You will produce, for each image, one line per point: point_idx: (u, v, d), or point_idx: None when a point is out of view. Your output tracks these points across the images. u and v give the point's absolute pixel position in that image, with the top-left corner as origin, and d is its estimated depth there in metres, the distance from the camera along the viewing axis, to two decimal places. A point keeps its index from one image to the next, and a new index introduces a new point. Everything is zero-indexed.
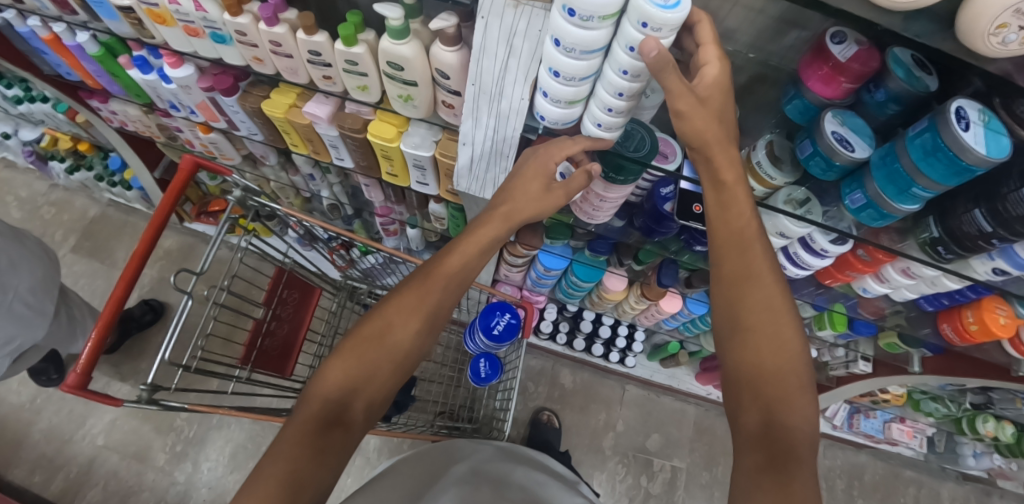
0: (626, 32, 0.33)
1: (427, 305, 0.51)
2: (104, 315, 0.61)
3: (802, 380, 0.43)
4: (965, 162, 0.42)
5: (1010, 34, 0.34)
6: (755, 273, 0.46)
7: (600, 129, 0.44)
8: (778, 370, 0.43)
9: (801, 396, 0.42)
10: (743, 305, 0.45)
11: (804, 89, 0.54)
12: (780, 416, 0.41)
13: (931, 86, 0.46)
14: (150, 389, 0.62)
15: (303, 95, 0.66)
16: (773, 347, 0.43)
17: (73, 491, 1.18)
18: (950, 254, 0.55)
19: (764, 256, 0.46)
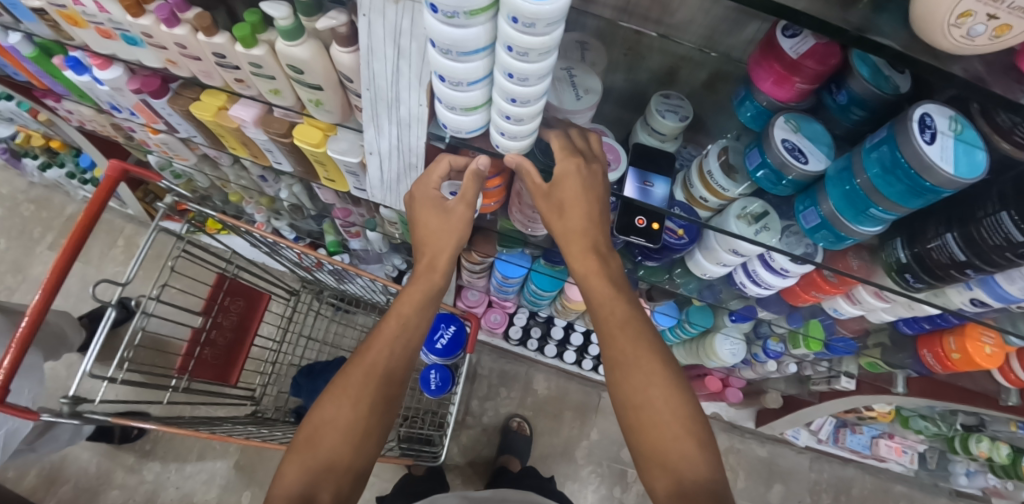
0: (501, 28, 0.28)
1: (376, 374, 0.52)
2: (24, 326, 0.59)
3: (698, 435, 0.47)
4: (928, 183, 0.35)
5: (976, 24, 0.26)
6: (629, 355, 0.51)
7: (505, 138, 0.39)
8: (674, 432, 0.47)
9: (697, 450, 0.46)
10: (623, 384, 0.50)
11: (755, 90, 0.46)
12: (686, 474, 0.45)
13: (900, 87, 0.40)
14: (72, 404, 0.61)
15: (233, 99, 0.62)
16: (664, 411, 0.48)
17: (43, 489, 1.18)
18: (919, 283, 0.48)
19: (632, 338, 0.52)
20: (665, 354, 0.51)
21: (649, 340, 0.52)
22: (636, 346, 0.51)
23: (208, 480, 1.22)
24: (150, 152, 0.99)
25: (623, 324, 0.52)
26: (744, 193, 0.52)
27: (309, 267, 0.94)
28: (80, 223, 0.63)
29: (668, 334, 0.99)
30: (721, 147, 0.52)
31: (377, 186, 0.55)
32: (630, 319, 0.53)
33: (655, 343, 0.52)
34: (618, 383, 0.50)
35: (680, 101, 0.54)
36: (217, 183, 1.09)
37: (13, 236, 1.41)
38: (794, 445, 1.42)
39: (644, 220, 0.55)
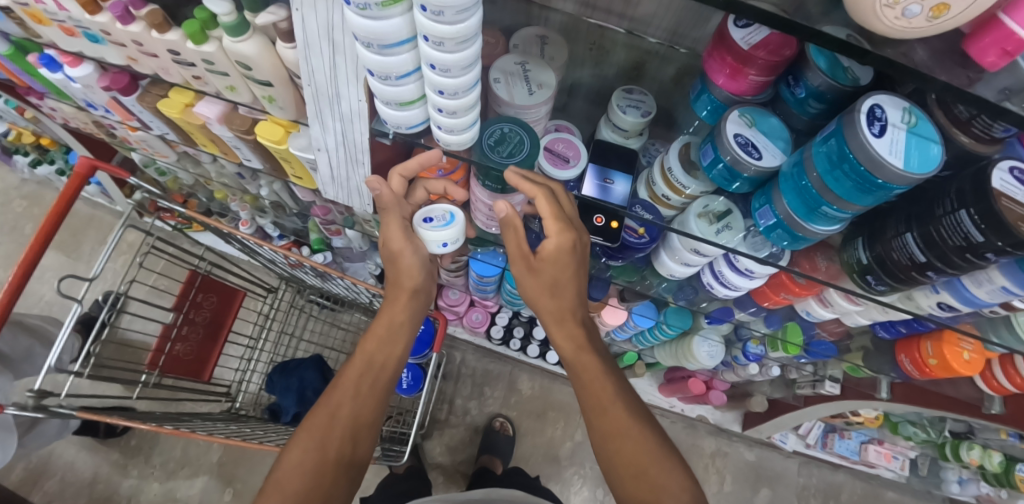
0: (417, 19, 0.27)
1: (344, 415, 0.52)
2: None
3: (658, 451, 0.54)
4: (878, 180, 0.33)
5: (911, 4, 0.22)
6: (590, 385, 0.57)
7: (443, 131, 0.40)
8: (650, 456, 0.53)
9: (668, 466, 0.53)
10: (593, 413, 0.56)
11: (711, 84, 0.46)
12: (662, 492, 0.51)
13: (861, 79, 0.38)
14: (36, 398, 0.61)
15: (199, 96, 0.62)
16: (629, 437, 0.54)
17: (29, 483, 1.19)
18: (880, 285, 0.46)
19: (592, 364, 0.58)
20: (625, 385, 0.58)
21: (614, 375, 0.58)
22: (605, 385, 0.57)
23: (192, 476, 1.22)
24: (132, 149, 0.99)
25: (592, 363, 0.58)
26: (705, 191, 0.51)
27: (288, 266, 0.94)
28: (47, 218, 0.63)
29: (647, 335, 0.98)
30: (683, 143, 0.52)
31: (329, 183, 0.55)
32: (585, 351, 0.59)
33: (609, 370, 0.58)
34: (597, 417, 0.56)
35: (642, 96, 0.53)
36: (201, 181, 1.10)
37: (7, 231, 1.43)
38: (782, 450, 1.40)
39: (602, 219, 0.53)
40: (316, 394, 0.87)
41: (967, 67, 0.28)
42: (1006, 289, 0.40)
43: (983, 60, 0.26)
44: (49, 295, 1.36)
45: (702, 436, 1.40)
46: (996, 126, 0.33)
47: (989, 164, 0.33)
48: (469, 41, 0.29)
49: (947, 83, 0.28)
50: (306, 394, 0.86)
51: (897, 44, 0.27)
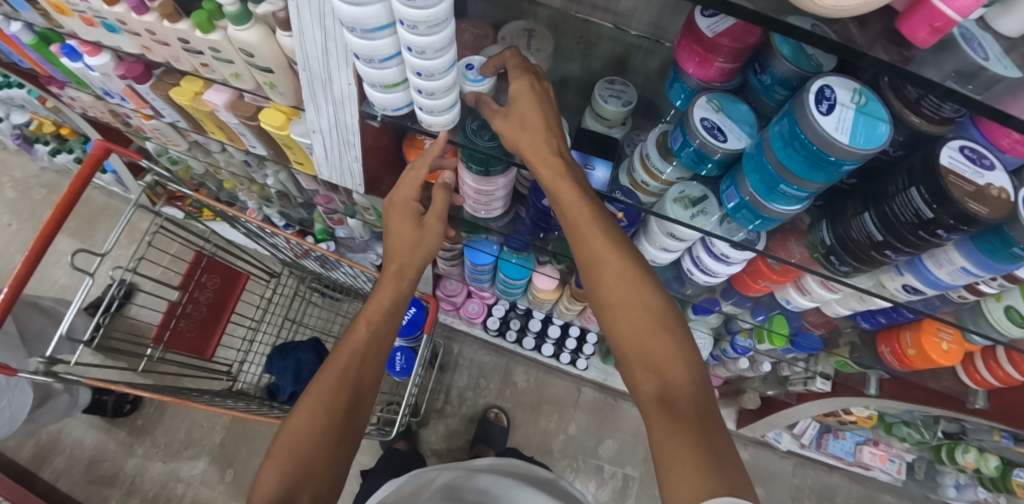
0: (394, 6, 0.30)
1: (347, 381, 0.52)
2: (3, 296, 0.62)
3: (675, 335, 0.43)
4: (831, 157, 0.36)
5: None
6: (601, 257, 0.45)
7: (425, 112, 0.42)
8: (651, 328, 0.43)
9: (681, 352, 0.42)
10: (602, 286, 0.46)
11: (683, 73, 0.48)
12: (670, 377, 0.41)
13: (823, 65, 0.41)
14: (46, 363, 0.64)
15: (208, 85, 0.65)
16: (639, 320, 0.44)
17: (39, 459, 1.24)
18: (844, 266, 0.48)
19: (604, 236, 0.45)
20: (618, 232, 0.46)
21: (602, 214, 0.46)
22: (621, 263, 0.45)
23: (194, 458, 1.26)
24: (146, 138, 1.03)
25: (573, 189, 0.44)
26: (681, 177, 0.54)
27: (293, 256, 0.99)
28: (62, 197, 0.66)
29: None
30: (662, 130, 0.54)
31: (324, 164, 0.58)
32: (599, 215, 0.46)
33: (626, 243, 0.46)
34: (598, 289, 0.46)
35: (624, 86, 0.55)
36: (211, 170, 1.13)
37: (27, 218, 1.51)
38: (776, 449, 1.41)
39: None
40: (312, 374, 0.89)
41: (902, 46, 0.30)
42: (966, 270, 0.43)
43: (915, 37, 0.28)
44: (64, 279, 1.41)
45: None
46: (945, 106, 0.35)
47: (941, 144, 0.36)
48: (440, 24, 0.31)
49: (883, 60, 0.30)
50: (302, 374, 0.89)
51: (833, 23, 0.30)
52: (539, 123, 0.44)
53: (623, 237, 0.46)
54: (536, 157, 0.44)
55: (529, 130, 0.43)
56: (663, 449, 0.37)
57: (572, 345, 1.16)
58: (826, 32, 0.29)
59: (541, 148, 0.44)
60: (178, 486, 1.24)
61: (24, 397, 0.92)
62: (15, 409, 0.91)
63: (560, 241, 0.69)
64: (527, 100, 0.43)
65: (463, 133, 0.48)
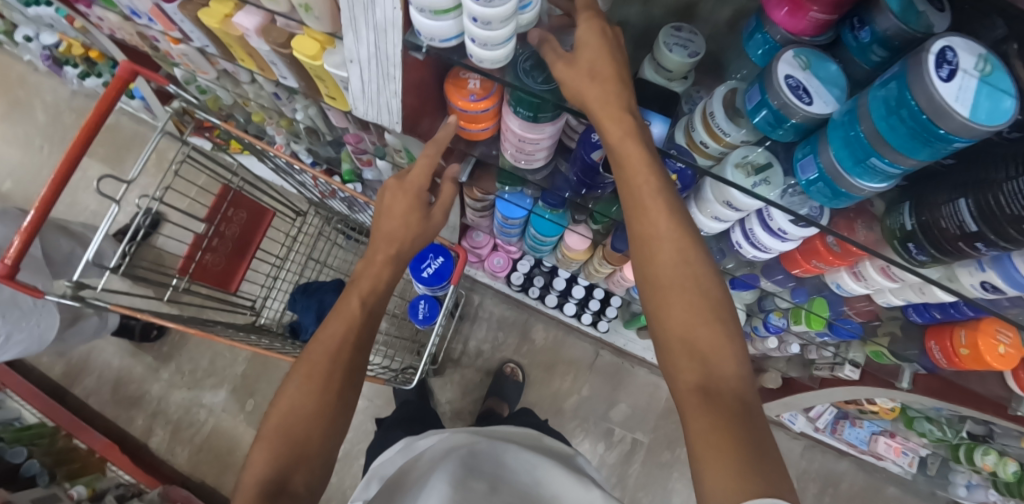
0: None
1: (341, 356, 0.51)
2: (31, 218, 0.60)
3: (726, 326, 0.38)
4: (940, 130, 0.31)
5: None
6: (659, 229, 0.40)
7: (478, 45, 0.37)
8: (702, 314, 0.38)
9: (731, 345, 0.38)
10: (653, 263, 0.40)
11: (768, 21, 0.43)
12: (714, 374, 0.37)
13: (935, 27, 0.35)
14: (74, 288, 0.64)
15: (239, 7, 0.61)
16: (693, 306, 0.39)
17: (73, 375, 1.31)
18: (921, 255, 0.44)
19: (665, 206, 0.40)
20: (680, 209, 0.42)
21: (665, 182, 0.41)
22: (682, 239, 0.40)
23: (216, 387, 1.32)
24: (174, 65, 1.00)
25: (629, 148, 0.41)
26: (746, 141, 0.49)
27: (321, 196, 0.98)
28: (87, 119, 0.64)
29: None
30: (731, 88, 0.49)
31: (359, 98, 0.53)
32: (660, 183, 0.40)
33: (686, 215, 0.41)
34: (648, 270, 0.40)
35: (693, 34, 0.50)
36: (239, 101, 1.10)
37: (57, 141, 1.52)
38: (789, 430, 1.40)
39: None
40: None
41: None
42: None
43: None
44: (94, 205, 1.44)
45: None
46: None
47: None
48: None
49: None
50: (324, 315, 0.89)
51: None
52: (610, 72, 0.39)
53: (688, 217, 0.40)
54: (603, 112, 0.40)
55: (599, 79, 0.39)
56: (702, 455, 0.33)
57: (596, 306, 1.13)
58: None
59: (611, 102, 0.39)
60: (200, 411, 1.30)
61: (52, 316, 0.95)
62: (45, 327, 0.94)
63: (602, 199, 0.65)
64: (595, 47, 0.39)
65: (513, 72, 0.43)
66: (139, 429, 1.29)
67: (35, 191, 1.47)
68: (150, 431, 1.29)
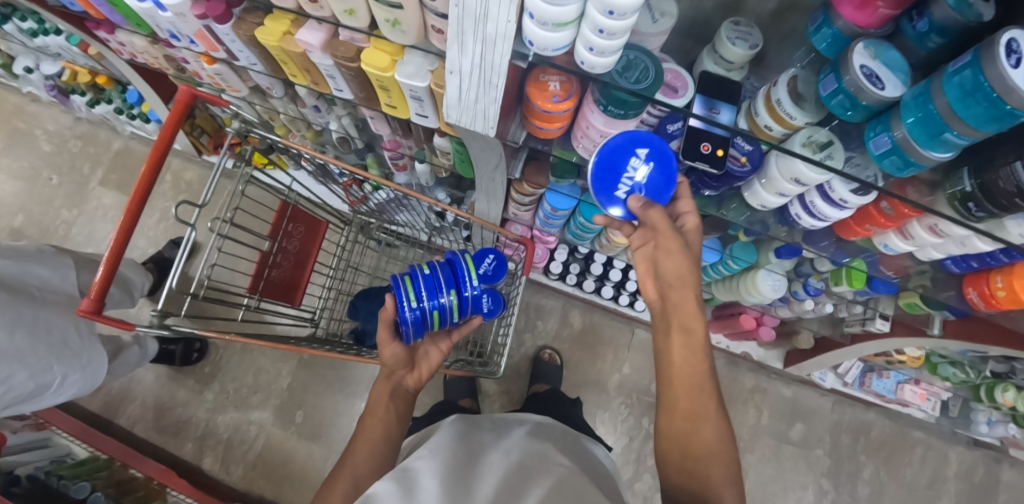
0: None
1: (353, 471, 0.65)
2: (109, 252, 0.66)
3: (724, 462, 0.50)
4: (1007, 107, 0.37)
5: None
6: (699, 404, 0.52)
7: (593, 54, 0.40)
8: (711, 457, 0.50)
9: (726, 468, 0.50)
10: (687, 430, 0.52)
11: (834, 15, 0.47)
12: (710, 491, 0.48)
13: (985, 15, 0.42)
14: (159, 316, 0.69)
15: (297, 23, 0.62)
16: (703, 445, 0.51)
17: (117, 405, 1.33)
18: (981, 212, 0.50)
19: (714, 451, 0.50)
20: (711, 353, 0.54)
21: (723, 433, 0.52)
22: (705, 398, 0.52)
23: (262, 403, 1.35)
24: (200, 84, 1.00)
25: (679, 267, 0.54)
26: (810, 123, 0.54)
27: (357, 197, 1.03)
28: (150, 158, 0.65)
29: (709, 271, 1.00)
30: (791, 76, 0.54)
31: (454, 108, 0.53)
32: (710, 440, 0.51)
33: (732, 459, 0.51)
34: (671, 417, 0.53)
35: (750, 29, 0.54)
36: (264, 116, 1.10)
37: (66, 171, 1.50)
38: (819, 387, 1.48)
39: (709, 148, 0.54)
40: None
41: None
42: None
43: None
44: None
45: (744, 372, 1.48)
46: None
47: None
48: None
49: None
50: None
51: None
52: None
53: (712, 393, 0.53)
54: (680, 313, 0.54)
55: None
56: None
57: (632, 287, 1.19)
58: None
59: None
60: (250, 428, 1.33)
61: (101, 353, 1.00)
62: (95, 364, 0.99)
63: None
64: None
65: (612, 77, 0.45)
66: (190, 453, 1.31)
67: (50, 226, 1.45)
68: (202, 453, 1.31)
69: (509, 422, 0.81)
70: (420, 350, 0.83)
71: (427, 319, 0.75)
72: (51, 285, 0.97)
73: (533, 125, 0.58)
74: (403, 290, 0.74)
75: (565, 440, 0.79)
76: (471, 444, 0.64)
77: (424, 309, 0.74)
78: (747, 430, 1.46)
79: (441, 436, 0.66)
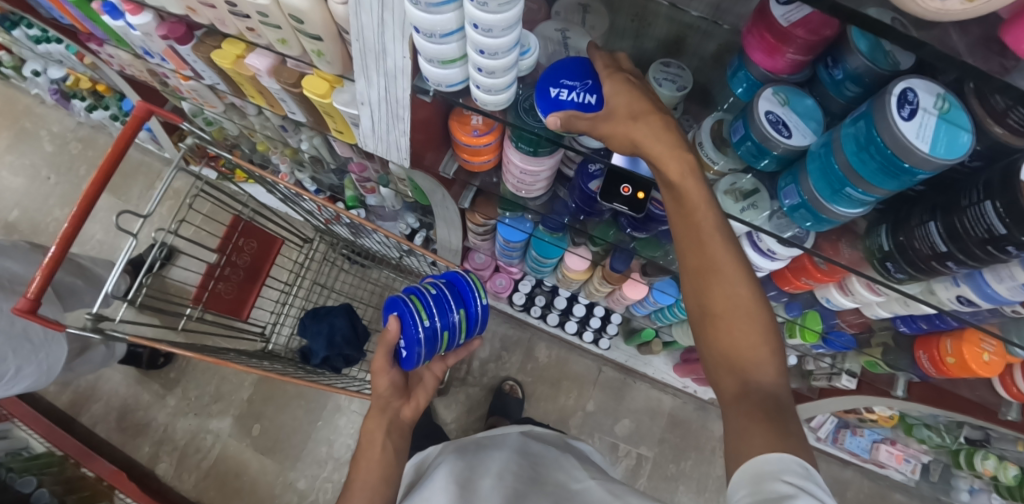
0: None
1: None
2: (53, 252, 0.66)
3: (762, 333, 0.39)
4: (905, 164, 0.35)
5: None
6: (719, 264, 0.40)
7: (482, 91, 0.41)
8: (750, 334, 0.39)
9: (767, 348, 0.39)
10: (710, 294, 0.41)
11: (748, 61, 0.47)
12: (753, 377, 0.39)
13: (901, 63, 0.40)
14: (93, 319, 0.69)
15: (251, 49, 0.63)
16: (742, 318, 0.40)
17: (80, 403, 1.33)
18: (900, 273, 0.49)
19: (758, 320, 0.40)
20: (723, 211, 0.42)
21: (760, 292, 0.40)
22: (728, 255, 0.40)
23: (222, 412, 1.34)
24: (182, 98, 1.03)
25: (655, 138, 0.40)
26: (734, 168, 0.52)
27: (325, 222, 1.01)
28: (105, 158, 0.67)
29: (666, 313, 0.98)
30: (716, 119, 0.52)
31: (371, 136, 0.57)
32: (746, 299, 0.40)
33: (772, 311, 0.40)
34: (702, 296, 0.41)
35: (680, 70, 0.52)
36: (245, 132, 1.13)
37: (63, 171, 1.55)
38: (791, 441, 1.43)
39: (629, 189, 0.53)
40: (345, 340, 0.91)
41: (1002, 56, 0.29)
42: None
43: (1017, 47, 0.28)
44: (100, 234, 1.45)
45: (713, 419, 1.37)
46: None
47: (1016, 158, 0.35)
48: (507, 12, 0.30)
49: (979, 67, 0.30)
50: (335, 338, 0.91)
51: (932, 28, 0.29)
52: (647, 110, 0.41)
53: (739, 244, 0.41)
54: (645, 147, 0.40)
55: (642, 119, 0.40)
56: (736, 438, 0.36)
57: (596, 324, 1.17)
58: (920, 34, 0.29)
59: (666, 159, 0.41)
60: (207, 437, 1.32)
61: (60, 348, 1.00)
62: (52, 359, 0.99)
63: (599, 224, 0.68)
64: (628, 94, 0.41)
65: (515, 118, 0.47)
66: (146, 457, 1.30)
67: (41, 221, 1.50)
68: (156, 458, 1.30)
69: (497, 441, 0.81)
70: (412, 378, 0.75)
71: (437, 341, 0.63)
72: (23, 279, 0.99)
73: (463, 158, 0.59)
74: (410, 308, 0.62)
75: (549, 452, 0.78)
76: (463, 482, 0.64)
77: (434, 329, 0.62)
78: (714, 482, 1.33)
79: (433, 482, 0.66)
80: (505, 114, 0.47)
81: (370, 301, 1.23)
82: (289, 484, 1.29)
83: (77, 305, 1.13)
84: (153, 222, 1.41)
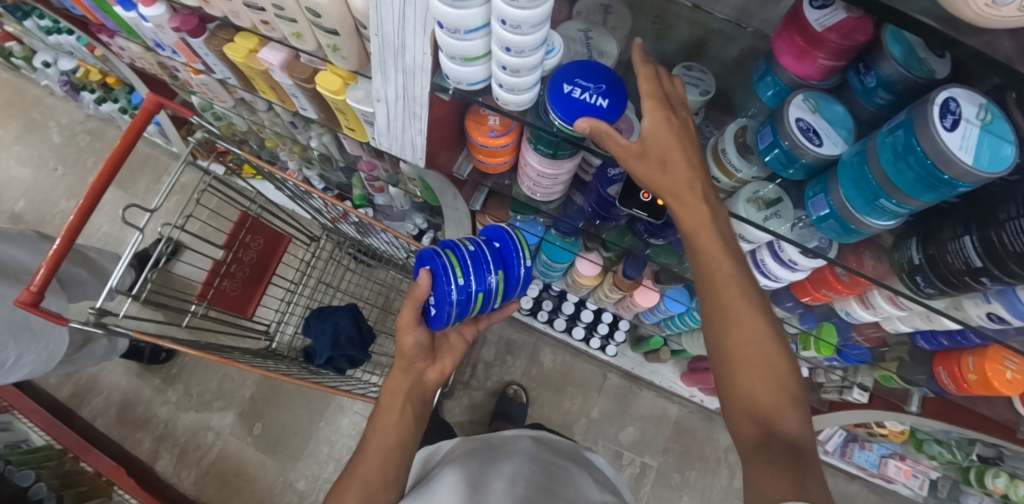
0: None
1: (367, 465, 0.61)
2: (58, 245, 0.65)
3: (783, 382, 0.38)
4: (945, 176, 0.34)
5: None
6: (735, 308, 0.39)
7: (504, 90, 0.40)
8: (770, 384, 0.38)
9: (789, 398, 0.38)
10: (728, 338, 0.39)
11: (777, 66, 0.45)
12: (777, 429, 0.37)
13: (936, 73, 0.38)
14: (96, 314, 0.67)
15: (263, 43, 0.62)
16: (764, 367, 0.38)
17: (81, 396, 1.32)
18: (930, 288, 0.47)
19: (779, 367, 0.38)
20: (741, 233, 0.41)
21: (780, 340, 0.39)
22: (744, 299, 0.40)
23: (224, 409, 1.32)
24: (192, 92, 1.02)
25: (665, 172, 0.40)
26: (758, 176, 0.51)
27: (332, 220, 1.00)
28: (114, 152, 0.66)
29: (677, 321, 0.96)
30: (740, 125, 0.50)
31: (385, 135, 0.56)
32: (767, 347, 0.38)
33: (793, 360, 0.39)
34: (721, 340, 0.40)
35: (702, 74, 0.50)
36: (254, 127, 1.12)
37: (71, 163, 1.55)
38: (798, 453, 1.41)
39: (648, 195, 0.52)
40: (349, 341, 0.90)
41: None
42: None
43: None
44: (106, 227, 1.44)
45: (718, 430, 1.36)
46: None
47: None
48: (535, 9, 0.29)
49: None
50: (339, 338, 0.89)
51: (983, 34, 0.28)
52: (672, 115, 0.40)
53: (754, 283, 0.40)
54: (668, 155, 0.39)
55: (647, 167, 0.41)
56: (758, 491, 0.34)
57: (604, 330, 1.16)
58: (970, 39, 0.28)
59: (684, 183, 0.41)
60: (207, 434, 1.31)
61: (62, 339, 0.98)
62: (53, 350, 0.98)
63: (613, 229, 0.67)
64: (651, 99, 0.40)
65: (533, 120, 0.45)
66: (145, 453, 1.29)
67: (48, 213, 1.49)
68: (156, 455, 1.29)
69: (510, 445, 0.79)
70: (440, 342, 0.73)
71: (469, 305, 0.55)
72: (28, 269, 0.98)
73: (479, 159, 0.57)
74: (444, 263, 0.55)
75: (563, 464, 0.76)
76: (474, 484, 0.63)
77: (470, 290, 0.54)
78: (719, 493, 1.31)
79: (442, 480, 0.65)
80: (525, 115, 0.45)
81: (376, 302, 1.22)
82: (289, 484, 1.28)
83: (81, 297, 1.12)
84: (160, 216, 1.40)
